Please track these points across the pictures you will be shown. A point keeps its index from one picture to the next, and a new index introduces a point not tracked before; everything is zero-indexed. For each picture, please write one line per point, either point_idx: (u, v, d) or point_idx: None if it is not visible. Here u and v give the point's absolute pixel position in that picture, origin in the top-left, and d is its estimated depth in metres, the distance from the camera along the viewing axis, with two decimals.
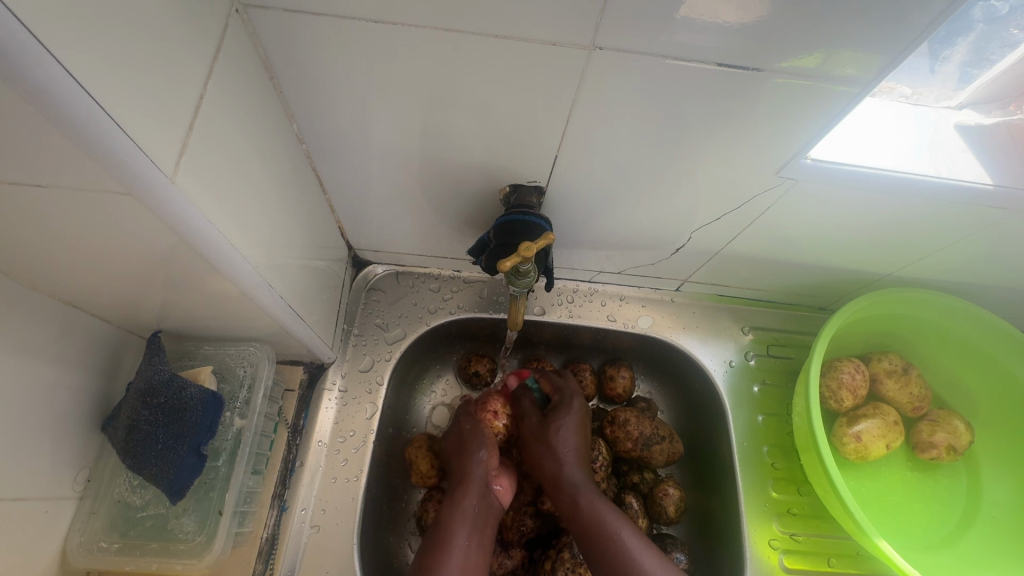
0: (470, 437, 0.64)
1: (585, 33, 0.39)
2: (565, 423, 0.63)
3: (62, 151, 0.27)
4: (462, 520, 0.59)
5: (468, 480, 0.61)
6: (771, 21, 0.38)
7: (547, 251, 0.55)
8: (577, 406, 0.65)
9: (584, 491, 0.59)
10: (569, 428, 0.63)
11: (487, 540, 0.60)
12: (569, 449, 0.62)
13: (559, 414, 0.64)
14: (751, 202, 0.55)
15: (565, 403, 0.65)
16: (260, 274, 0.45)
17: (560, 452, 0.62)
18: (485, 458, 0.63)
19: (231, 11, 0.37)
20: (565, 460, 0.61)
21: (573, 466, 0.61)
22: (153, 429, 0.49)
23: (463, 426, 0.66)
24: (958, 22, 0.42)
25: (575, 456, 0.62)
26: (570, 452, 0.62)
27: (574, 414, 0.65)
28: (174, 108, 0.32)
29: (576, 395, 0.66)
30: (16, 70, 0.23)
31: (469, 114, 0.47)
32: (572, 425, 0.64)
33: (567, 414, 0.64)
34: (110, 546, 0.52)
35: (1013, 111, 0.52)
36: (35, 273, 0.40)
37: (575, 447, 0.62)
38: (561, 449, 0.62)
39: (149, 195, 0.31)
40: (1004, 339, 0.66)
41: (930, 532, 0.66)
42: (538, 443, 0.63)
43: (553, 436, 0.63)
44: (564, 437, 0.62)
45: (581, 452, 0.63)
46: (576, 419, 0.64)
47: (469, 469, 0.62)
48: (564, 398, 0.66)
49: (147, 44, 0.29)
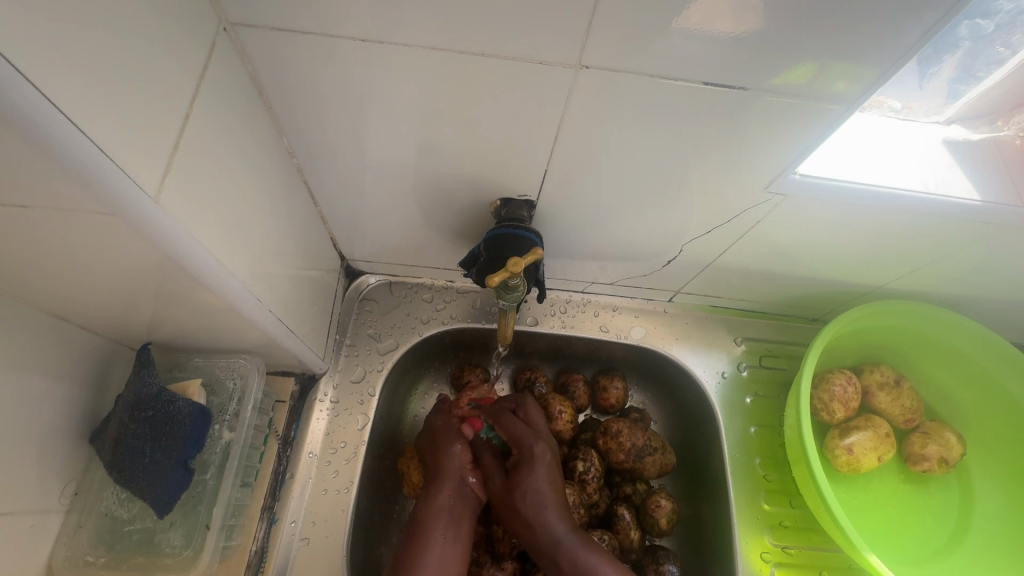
0: (441, 432, 0.65)
1: (573, 52, 0.39)
2: (532, 479, 0.59)
3: (46, 174, 0.27)
4: (438, 512, 0.59)
5: (443, 475, 0.61)
6: (755, 40, 0.38)
7: (539, 264, 0.55)
8: (541, 453, 0.61)
9: (567, 547, 0.56)
10: (539, 482, 0.59)
11: (465, 533, 0.60)
12: (543, 508, 0.58)
13: (524, 472, 0.60)
14: (741, 215, 0.55)
15: (526, 457, 0.61)
16: (248, 288, 0.45)
17: (532, 515, 0.58)
18: (458, 452, 0.63)
19: (220, 29, 0.38)
20: (537, 481, 0.59)
21: (550, 523, 0.57)
22: (140, 443, 0.49)
23: (436, 421, 0.66)
24: (945, 39, 0.43)
25: (551, 508, 0.58)
26: (544, 500, 0.59)
27: (541, 464, 0.60)
28: (160, 128, 0.32)
29: (535, 440, 0.61)
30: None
31: (459, 129, 0.47)
32: (540, 480, 0.60)
33: (531, 471, 0.60)
34: (97, 560, 0.51)
35: (1000, 126, 0.53)
36: (23, 288, 0.40)
37: (548, 500, 0.58)
38: (533, 509, 0.58)
39: (132, 216, 0.31)
40: (995, 352, 0.66)
41: (923, 545, 0.66)
42: (509, 508, 0.60)
43: (522, 497, 0.59)
44: (535, 495, 0.59)
45: (558, 499, 0.59)
46: (544, 470, 0.60)
47: (444, 463, 0.62)
48: (524, 451, 0.61)
49: (134, 66, 0.30)
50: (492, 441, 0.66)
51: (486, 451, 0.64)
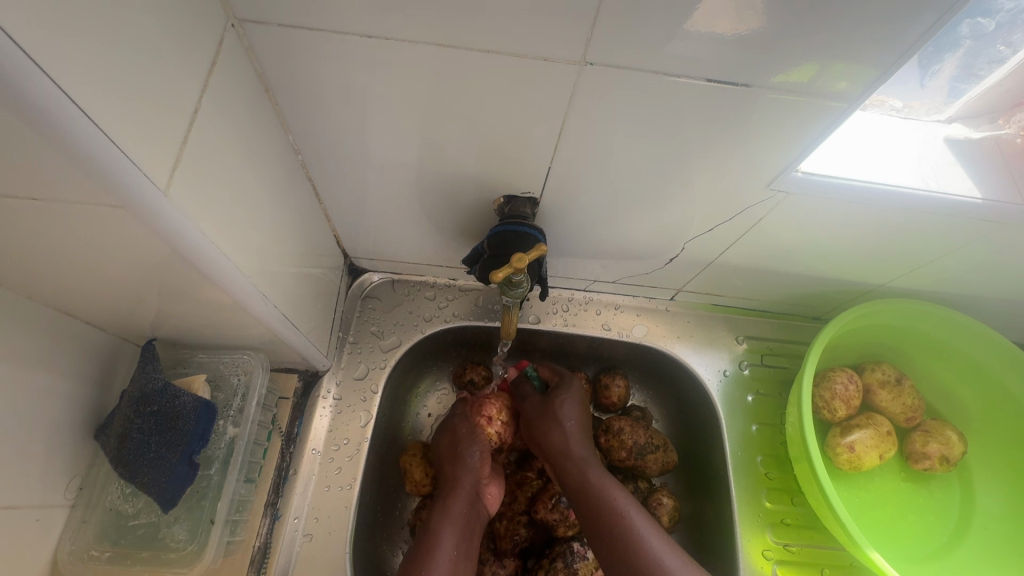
0: (460, 439, 0.65)
1: (577, 49, 0.40)
2: (565, 403, 0.65)
3: (57, 166, 0.27)
4: (451, 522, 0.59)
5: (458, 487, 0.62)
6: (758, 38, 0.38)
7: (541, 262, 0.55)
8: (577, 388, 0.68)
9: (592, 468, 0.60)
10: (570, 407, 0.65)
11: (474, 547, 0.60)
12: (571, 432, 0.63)
13: (561, 393, 0.66)
14: (743, 213, 0.56)
15: (564, 384, 0.67)
16: (253, 283, 0.46)
17: (563, 426, 0.63)
18: (476, 465, 0.63)
19: (228, 25, 0.38)
20: (570, 406, 0.65)
21: (576, 444, 0.62)
22: (146, 437, 0.49)
23: (457, 429, 0.66)
24: (946, 37, 0.43)
25: (580, 438, 0.63)
26: (572, 425, 0.64)
27: (575, 394, 0.67)
28: (168, 123, 0.32)
29: (574, 378, 0.68)
30: (13, 92, 0.23)
31: (463, 127, 0.47)
32: (573, 404, 0.66)
33: (568, 394, 0.66)
34: (101, 555, 0.52)
35: (1001, 125, 0.53)
36: (29, 282, 0.40)
37: (578, 428, 0.64)
38: (564, 424, 0.63)
39: (141, 210, 0.31)
40: (996, 351, 0.66)
41: (923, 544, 0.66)
42: (540, 419, 0.65)
43: (556, 411, 0.64)
44: (566, 413, 0.64)
45: (585, 436, 0.64)
46: (577, 399, 0.66)
47: (462, 474, 0.62)
48: (563, 381, 0.68)
49: (143, 62, 0.30)
50: (531, 381, 0.70)
51: (525, 383, 0.70)
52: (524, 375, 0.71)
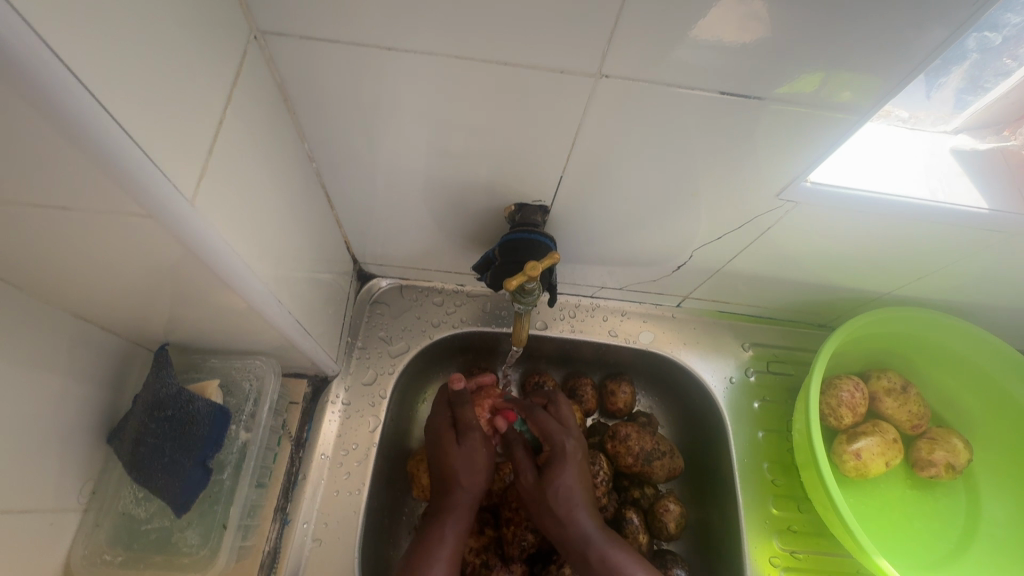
0: (452, 461, 0.62)
1: (593, 61, 0.40)
2: (562, 477, 0.61)
3: (90, 177, 0.28)
4: (449, 541, 0.59)
5: (455, 501, 0.61)
6: (768, 51, 0.39)
7: (553, 268, 0.55)
8: (571, 451, 0.63)
9: (598, 543, 0.59)
10: (568, 480, 0.61)
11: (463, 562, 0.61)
12: (573, 504, 0.60)
13: (555, 468, 0.62)
14: (751, 222, 0.56)
15: (558, 453, 0.62)
16: (270, 290, 0.46)
17: (564, 514, 0.60)
18: (474, 489, 0.62)
19: (251, 37, 0.39)
20: (567, 480, 0.61)
21: (579, 521, 0.59)
22: (160, 442, 0.50)
23: (473, 439, 0.64)
24: (954, 50, 0.44)
25: (581, 508, 0.60)
26: (571, 500, 0.60)
27: (570, 464, 0.62)
28: (195, 133, 0.33)
29: (567, 438, 0.63)
30: (57, 106, 0.24)
31: (477, 136, 0.48)
32: (569, 478, 0.61)
33: (564, 467, 0.61)
34: (114, 559, 0.52)
35: (1007, 136, 0.54)
36: (50, 288, 0.41)
37: (578, 500, 0.60)
38: (563, 507, 0.60)
39: (167, 217, 0.32)
40: (1001, 359, 0.67)
41: (930, 550, 0.67)
42: (537, 505, 0.62)
43: (553, 495, 0.60)
44: (565, 493, 0.60)
45: (586, 497, 0.61)
46: (575, 467, 0.62)
47: (464, 480, 0.62)
48: (556, 447, 0.63)
49: (173, 75, 0.30)
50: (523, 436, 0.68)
51: (517, 446, 0.66)
52: (515, 429, 0.68)
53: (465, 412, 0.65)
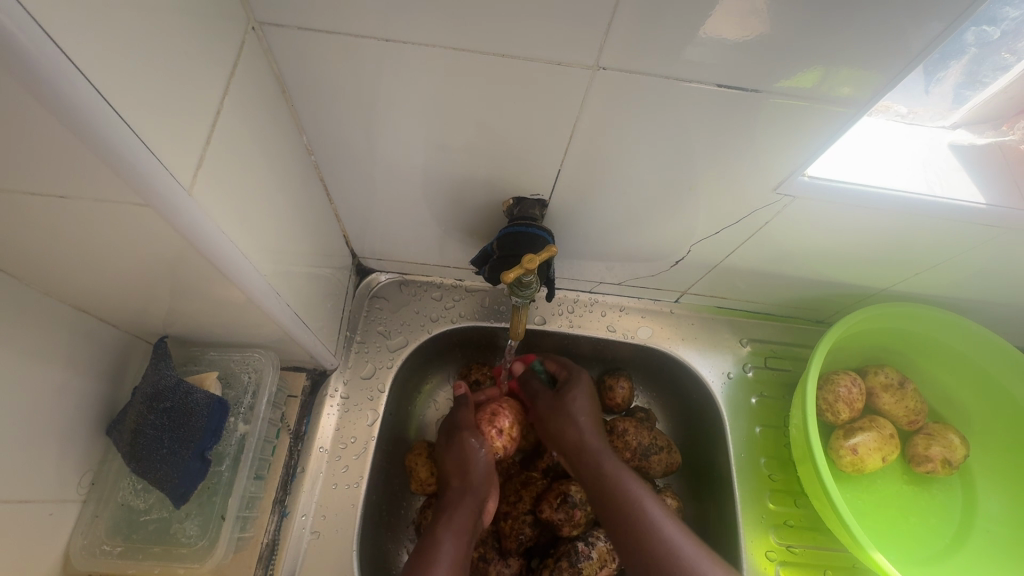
0: (462, 445, 0.65)
1: (590, 53, 0.40)
2: (577, 401, 0.67)
3: (88, 165, 0.28)
4: (453, 535, 0.60)
5: (456, 508, 0.61)
6: (767, 43, 0.39)
7: (550, 263, 0.56)
8: (586, 381, 0.70)
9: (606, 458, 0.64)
10: (581, 405, 0.67)
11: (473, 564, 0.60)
12: (586, 421, 0.66)
13: (572, 388, 0.68)
14: (750, 216, 0.56)
15: (575, 379, 0.69)
16: (268, 283, 0.46)
17: (579, 422, 0.66)
18: (481, 474, 0.64)
19: (248, 28, 0.39)
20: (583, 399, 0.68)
21: (587, 432, 0.66)
22: (159, 433, 0.50)
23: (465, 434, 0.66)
24: (952, 45, 0.44)
25: (593, 426, 0.67)
26: (586, 419, 0.66)
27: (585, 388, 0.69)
28: (192, 123, 0.33)
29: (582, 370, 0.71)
30: (55, 94, 0.24)
31: (475, 129, 0.48)
32: (584, 399, 0.68)
33: (580, 388, 0.68)
34: (113, 549, 0.52)
35: (1005, 131, 0.53)
36: (48, 279, 0.41)
37: (591, 416, 0.67)
38: (580, 419, 0.66)
39: (165, 206, 0.32)
40: (998, 355, 0.67)
41: (926, 546, 0.67)
42: (557, 418, 0.67)
43: (573, 407, 0.67)
44: (581, 408, 0.67)
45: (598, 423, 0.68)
46: (587, 388, 0.69)
47: (464, 486, 0.63)
48: (572, 375, 0.70)
49: (168, 62, 0.30)
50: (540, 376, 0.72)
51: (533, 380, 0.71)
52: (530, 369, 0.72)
53: (464, 415, 0.68)
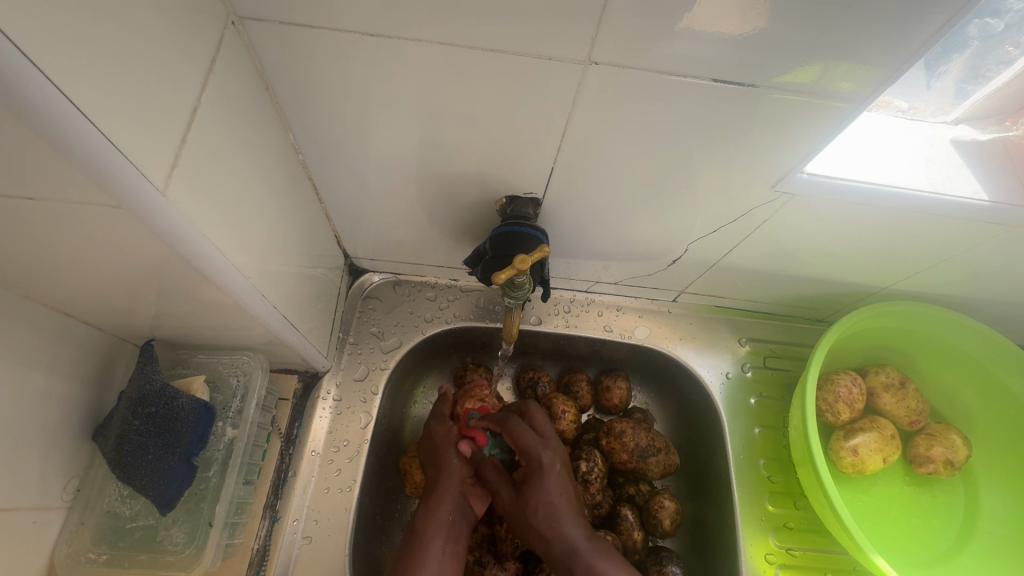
0: (444, 444, 0.63)
1: (582, 48, 0.39)
2: (538, 504, 0.58)
3: (56, 167, 0.27)
4: (438, 529, 0.58)
5: (441, 491, 0.61)
6: (765, 38, 0.38)
7: (544, 262, 0.55)
8: (550, 465, 0.59)
9: (584, 554, 0.56)
10: (544, 507, 0.57)
11: (462, 549, 0.60)
12: (556, 517, 0.57)
13: (532, 485, 0.58)
14: (748, 215, 0.55)
15: (535, 469, 0.59)
16: (254, 285, 0.45)
17: (545, 526, 0.57)
18: (456, 466, 0.62)
19: (228, 23, 0.38)
20: (547, 493, 0.58)
21: (565, 531, 0.56)
22: (143, 439, 0.49)
23: (436, 430, 0.65)
24: (954, 38, 0.43)
25: (565, 516, 0.57)
26: (559, 509, 0.57)
27: (550, 477, 0.58)
28: (168, 122, 0.32)
29: (544, 451, 0.59)
30: (17, 95, 0.23)
31: (466, 126, 0.47)
32: (551, 492, 0.58)
33: (543, 481, 0.58)
34: (99, 557, 0.51)
35: (1009, 126, 0.52)
36: (28, 284, 0.40)
37: (560, 510, 0.57)
38: (546, 522, 0.57)
39: (139, 208, 0.31)
40: (1000, 354, 0.66)
41: (928, 548, 0.66)
42: (519, 524, 0.59)
43: (535, 511, 0.57)
44: (547, 507, 0.57)
45: (574, 507, 0.58)
46: (554, 479, 0.58)
47: (445, 480, 0.61)
48: (533, 462, 0.59)
49: (142, 59, 0.29)
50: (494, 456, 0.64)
51: (489, 468, 0.63)
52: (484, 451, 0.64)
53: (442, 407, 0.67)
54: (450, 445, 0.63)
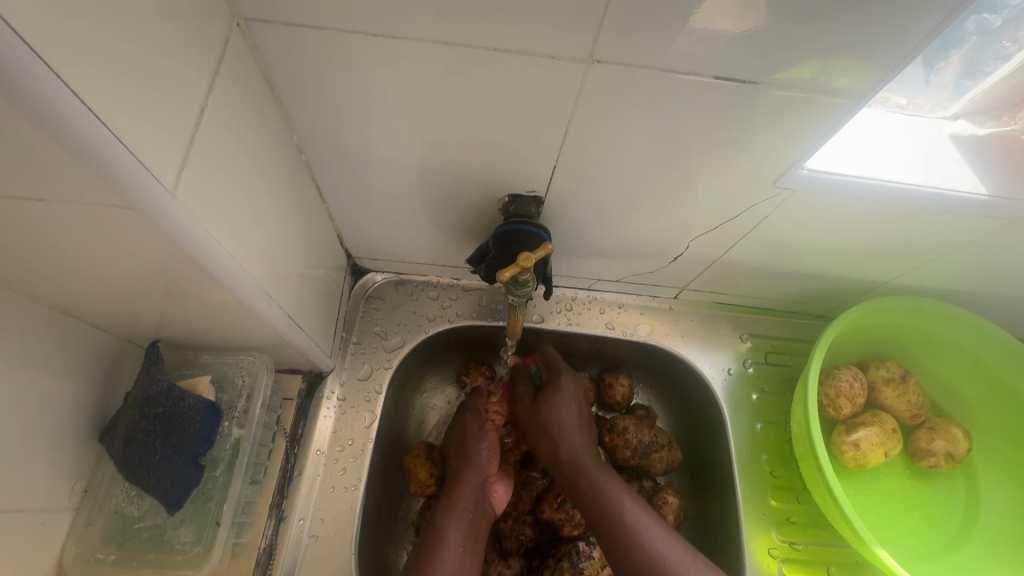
0: (473, 435, 0.65)
1: (584, 47, 0.40)
2: (557, 408, 0.62)
3: (68, 169, 0.27)
4: (459, 521, 0.59)
5: (462, 485, 0.61)
6: (765, 35, 0.38)
7: (547, 260, 0.55)
8: (566, 386, 0.64)
9: (588, 471, 0.59)
10: (564, 413, 0.62)
11: (480, 547, 0.60)
12: (566, 430, 0.61)
13: (548, 395, 0.64)
14: (749, 211, 0.55)
15: (553, 380, 0.65)
16: (259, 285, 0.46)
17: (555, 433, 0.61)
18: (484, 461, 0.63)
19: (233, 24, 0.38)
20: (563, 405, 0.63)
21: (573, 444, 0.60)
22: (150, 440, 0.49)
23: (468, 421, 0.67)
24: (953, 34, 0.43)
25: (576, 433, 0.61)
26: (572, 417, 0.62)
27: (564, 391, 0.64)
28: (175, 124, 0.32)
29: (565, 372, 0.65)
30: (31, 96, 0.23)
31: (469, 126, 0.47)
32: (564, 404, 0.63)
33: (558, 390, 0.64)
34: (107, 558, 0.52)
35: (1007, 121, 0.53)
36: (35, 285, 0.40)
37: (571, 421, 0.62)
38: (555, 429, 0.61)
39: (149, 209, 0.31)
40: (1001, 348, 0.66)
41: (930, 541, 0.66)
42: (532, 425, 0.64)
43: (548, 416, 0.62)
44: (558, 416, 0.62)
45: (586, 430, 0.62)
46: (567, 397, 0.63)
47: (468, 471, 0.62)
48: (552, 377, 0.66)
49: (150, 64, 0.30)
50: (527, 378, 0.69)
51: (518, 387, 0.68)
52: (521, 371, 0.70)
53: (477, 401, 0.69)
54: (481, 433, 0.65)
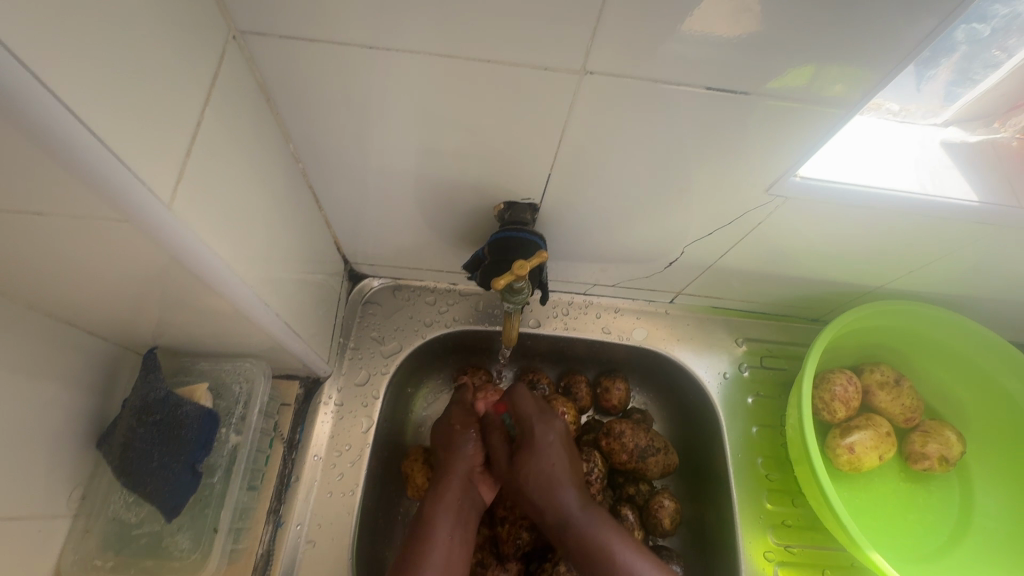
0: (458, 428, 0.66)
1: (577, 58, 0.40)
2: (538, 468, 0.61)
3: (64, 183, 0.28)
4: (447, 512, 0.60)
5: (450, 476, 0.62)
6: (756, 44, 0.39)
7: (542, 267, 0.55)
8: (546, 443, 0.62)
9: (578, 523, 0.59)
10: (547, 469, 0.61)
11: (470, 534, 0.61)
12: (553, 484, 0.60)
13: (526, 456, 0.62)
14: (743, 217, 0.56)
15: (528, 438, 0.63)
16: (256, 293, 0.46)
17: (541, 495, 0.60)
18: (470, 452, 0.64)
19: (229, 37, 0.38)
20: (542, 464, 0.61)
21: (561, 498, 0.60)
22: (148, 447, 0.49)
23: (453, 412, 0.68)
24: (942, 44, 0.44)
25: (563, 486, 0.60)
26: (557, 469, 0.61)
27: (543, 448, 0.62)
28: (172, 136, 0.33)
29: (541, 425, 0.63)
30: (27, 113, 0.24)
31: (464, 135, 0.48)
32: (546, 458, 0.61)
33: (535, 450, 0.62)
34: (104, 564, 0.52)
35: (997, 128, 0.53)
36: (33, 295, 0.41)
37: (556, 461, 0.61)
38: (541, 491, 0.60)
39: (145, 221, 0.32)
40: (995, 351, 0.67)
41: (924, 543, 0.67)
42: (515, 489, 0.62)
43: (530, 480, 0.61)
44: (542, 475, 0.60)
45: (570, 477, 0.61)
46: (547, 453, 0.61)
47: (455, 462, 0.63)
48: (527, 432, 0.63)
49: (148, 78, 0.30)
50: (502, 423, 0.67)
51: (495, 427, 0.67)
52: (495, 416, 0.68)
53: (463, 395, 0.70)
54: (466, 428, 0.66)
